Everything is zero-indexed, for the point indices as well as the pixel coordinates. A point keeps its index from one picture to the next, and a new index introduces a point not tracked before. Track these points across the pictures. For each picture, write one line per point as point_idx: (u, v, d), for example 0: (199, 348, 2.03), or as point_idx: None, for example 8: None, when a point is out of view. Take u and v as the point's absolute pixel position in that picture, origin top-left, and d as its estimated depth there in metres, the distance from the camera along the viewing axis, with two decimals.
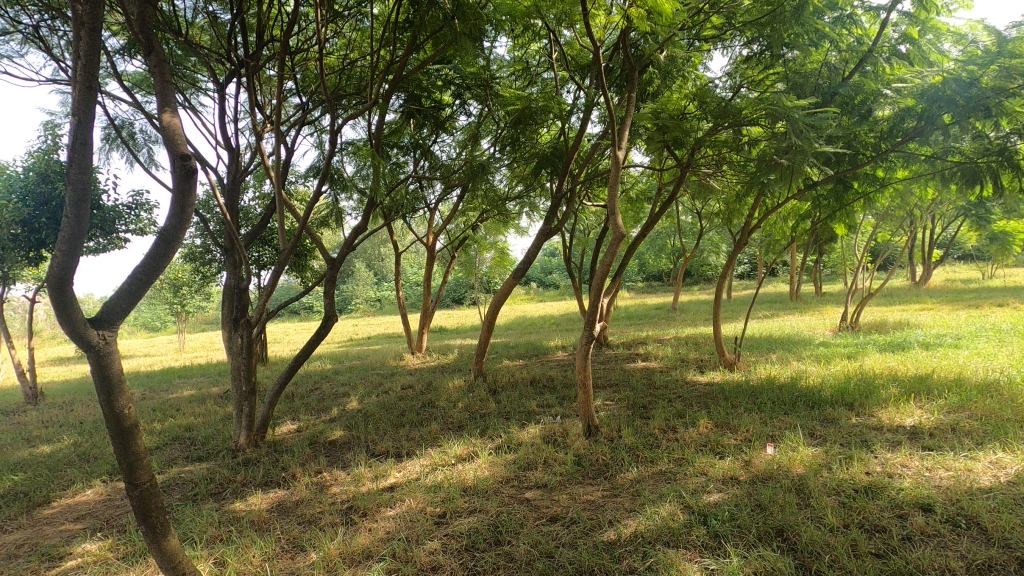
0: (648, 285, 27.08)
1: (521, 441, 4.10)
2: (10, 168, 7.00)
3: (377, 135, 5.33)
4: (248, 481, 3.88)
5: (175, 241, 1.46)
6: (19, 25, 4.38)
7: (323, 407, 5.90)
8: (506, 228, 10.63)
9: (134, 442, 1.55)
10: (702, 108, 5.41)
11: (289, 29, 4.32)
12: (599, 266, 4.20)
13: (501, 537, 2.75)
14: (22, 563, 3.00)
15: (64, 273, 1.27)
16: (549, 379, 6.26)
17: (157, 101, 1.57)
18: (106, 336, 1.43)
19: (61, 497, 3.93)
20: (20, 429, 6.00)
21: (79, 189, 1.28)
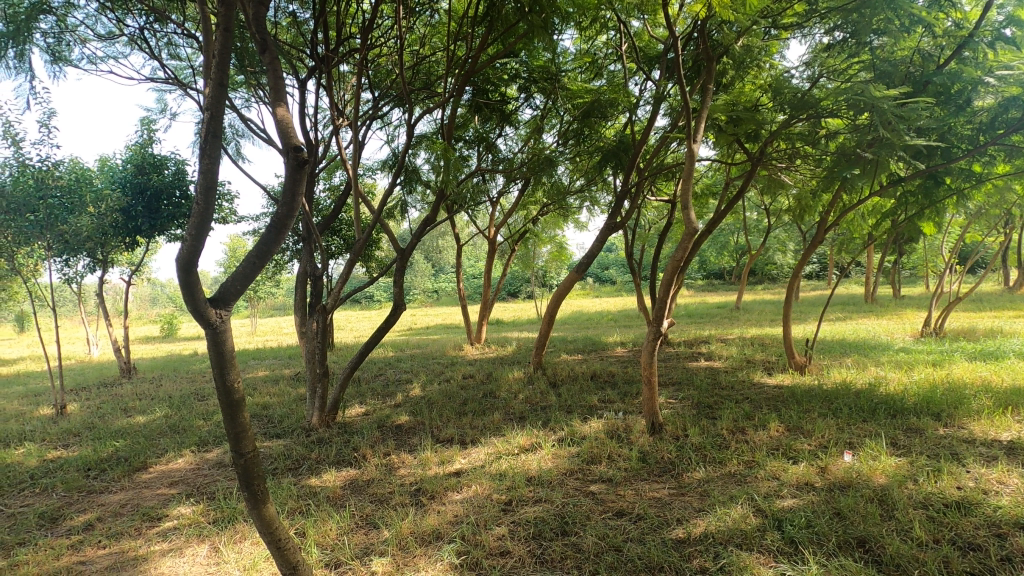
0: (709, 283, 26.29)
1: (584, 435, 4.11)
2: (112, 160, 7.65)
3: (448, 130, 5.43)
4: (322, 459, 4.08)
5: (284, 229, 1.51)
6: (126, 29, 4.75)
7: (388, 392, 6.11)
8: (565, 221, 10.57)
9: (241, 415, 1.63)
10: (777, 100, 5.18)
11: (369, 28, 4.47)
12: (668, 261, 4.13)
13: (568, 528, 2.77)
14: (127, 521, 3.29)
15: (191, 256, 1.34)
16: (610, 375, 6.22)
17: (272, 96, 1.63)
18: (223, 316, 1.51)
19: (156, 463, 4.28)
20: (119, 400, 6.56)
21: (206, 177, 1.34)
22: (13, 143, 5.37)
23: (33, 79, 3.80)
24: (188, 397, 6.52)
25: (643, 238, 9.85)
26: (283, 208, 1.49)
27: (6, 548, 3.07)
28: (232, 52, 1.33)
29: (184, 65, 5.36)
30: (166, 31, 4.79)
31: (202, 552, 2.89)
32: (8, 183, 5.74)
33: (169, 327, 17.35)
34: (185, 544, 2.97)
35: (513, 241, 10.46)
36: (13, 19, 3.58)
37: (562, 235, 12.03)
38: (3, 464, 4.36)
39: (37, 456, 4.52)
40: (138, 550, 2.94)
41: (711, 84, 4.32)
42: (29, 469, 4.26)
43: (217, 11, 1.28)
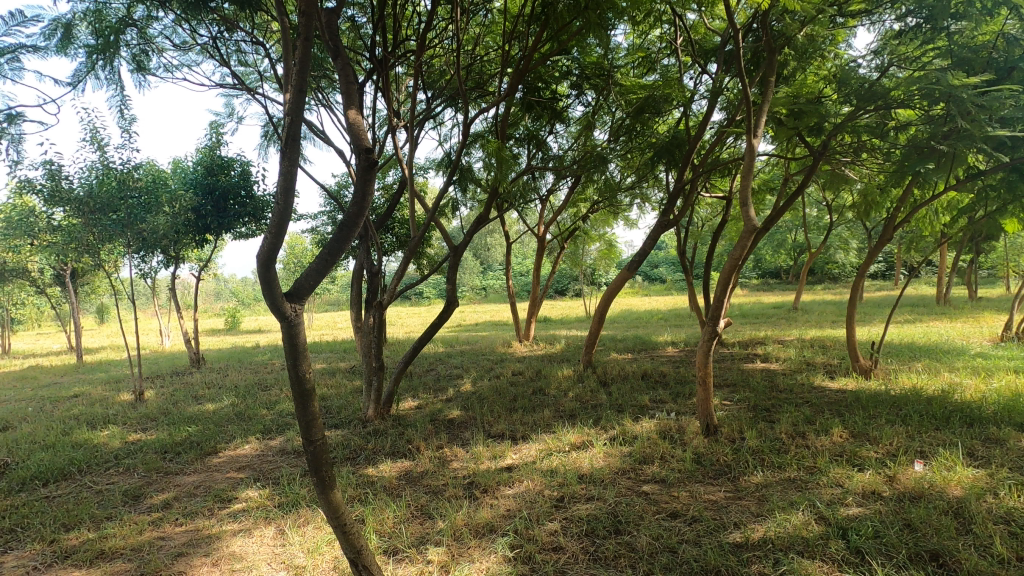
0: (764, 283, 25.38)
1: (636, 434, 4.07)
2: (185, 162, 8.15)
3: (500, 129, 5.47)
4: (378, 450, 4.22)
5: (353, 229, 1.56)
6: (199, 39, 5.02)
7: (439, 387, 6.24)
8: (615, 219, 10.45)
9: (311, 404, 1.70)
10: (842, 91, 4.96)
11: (426, 32, 4.55)
12: (727, 260, 4.02)
13: (621, 527, 2.76)
14: (201, 501, 3.52)
15: (271, 253, 1.42)
16: (661, 375, 6.11)
17: (344, 100, 1.70)
18: (297, 310, 1.59)
19: (225, 449, 4.54)
20: (190, 388, 6.98)
21: (285, 178, 1.40)
22: (99, 148, 5.80)
23: (119, 90, 4.10)
24: (252, 386, 6.86)
25: (696, 236, 9.61)
26: (353, 209, 1.54)
27: (96, 521, 3.33)
28: (311, 60, 1.39)
29: (251, 71, 5.62)
30: (235, 39, 5.03)
31: (269, 534, 3.05)
32: (95, 185, 6.20)
33: (233, 321, 18.27)
34: (254, 525, 3.15)
35: (563, 238, 10.41)
36: (102, 35, 3.87)
37: (611, 233, 11.90)
38: (91, 445, 4.73)
39: (120, 439, 4.88)
40: (211, 529, 3.13)
41: (773, 76, 4.15)
42: (114, 450, 4.60)
43: (298, 22, 1.35)
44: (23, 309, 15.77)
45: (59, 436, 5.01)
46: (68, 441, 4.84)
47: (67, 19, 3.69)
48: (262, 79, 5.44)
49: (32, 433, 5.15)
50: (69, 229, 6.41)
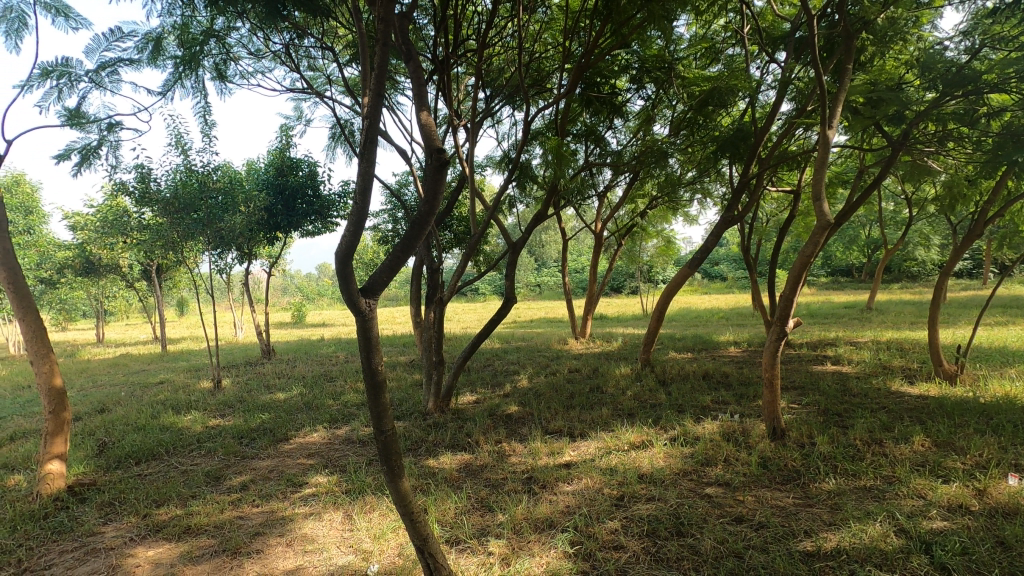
0: (834, 281, 24.04)
1: (698, 436, 3.98)
2: (258, 164, 8.62)
3: (560, 125, 5.44)
4: (438, 442, 4.32)
5: (425, 226, 1.58)
6: (273, 47, 5.29)
7: (497, 382, 6.31)
8: (674, 214, 10.19)
9: (382, 396, 1.75)
10: (926, 76, 4.63)
11: (486, 31, 4.59)
12: (797, 258, 3.85)
13: (684, 528, 2.71)
14: (275, 485, 3.72)
15: (349, 249, 1.48)
16: (724, 375, 5.93)
17: (416, 102, 1.75)
18: (371, 305, 1.64)
19: (295, 436, 4.78)
20: (262, 378, 7.38)
21: (362, 178, 1.45)
22: (182, 152, 6.20)
23: (203, 98, 4.41)
24: (319, 377, 7.18)
25: (761, 232, 9.23)
26: (424, 207, 1.56)
27: (182, 499, 3.59)
28: (389, 63, 1.43)
29: (319, 75, 5.87)
30: (305, 45, 5.26)
31: (337, 518, 3.19)
32: (179, 186, 6.63)
33: (299, 314, 19.13)
34: (323, 509, 3.30)
35: (620, 235, 10.26)
36: (188, 47, 4.17)
37: (669, 229, 11.64)
38: (176, 428, 5.09)
39: (201, 423, 5.22)
40: (285, 511, 3.32)
41: (850, 62, 3.92)
42: (196, 434, 4.93)
43: (376, 29, 1.41)
44: (116, 301, 17.13)
45: (148, 419, 5.43)
46: (156, 423, 5.24)
47: (157, 34, 3.99)
48: (331, 83, 5.66)
49: (125, 415, 5.61)
50: (156, 227, 6.89)
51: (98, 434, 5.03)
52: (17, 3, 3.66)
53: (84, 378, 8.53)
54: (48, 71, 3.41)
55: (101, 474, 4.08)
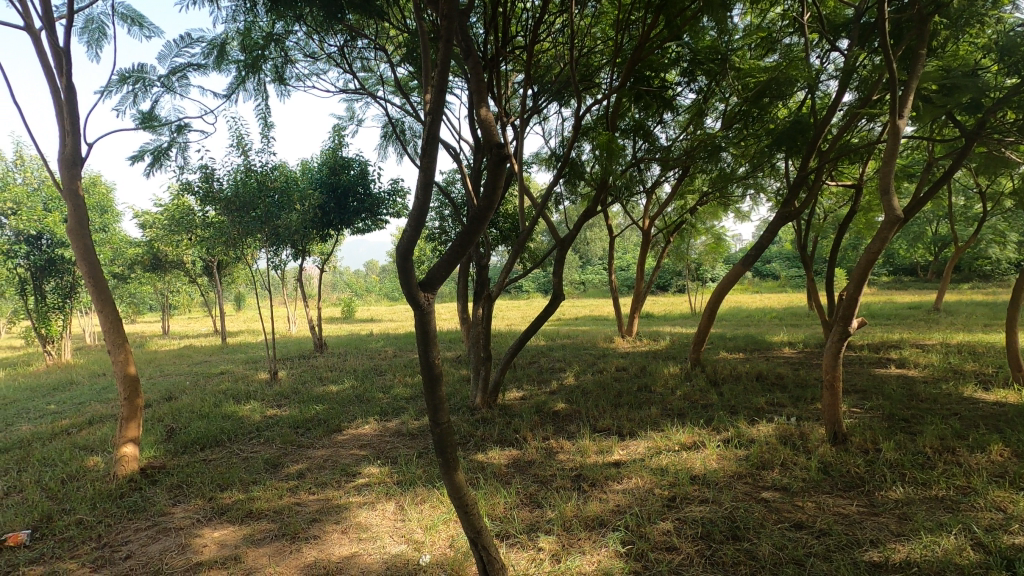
0: (897, 279, 22.82)
1: (753, 438, 3.86)
2: (312, 163, 8.91)
3: (610, 120, 5.38)
4: (486, 437, 4.36)
5: (483, 221, 1.58)
6: (328, 50, 5.44)
7: (543, 379, 6.32)
8: (725, 211, 9.90)
9: (439, 389, 1.75)
10: (1007, 60, 4.31)
11: (537, 28, 4.56)
12: (862, 256, 3.67)
13: (740, 533, 2.63)
14: (330, 474, 3.85)
15: (411, 245, 1.50)
16: (778, 377, 5.72)
17: (475, 100, 1.76)
18: (430, 299, 1.66)
19: (348, 427, 4.92)
20: (316, 370, 7.64)
21: (424, 174, 1.47)
22: (243, 152, 6.47)
23: (263, 100, 4.58)
24: (369, 371, 7.37)
25: (818, 228, 8.86)
26: (482, 202, 1.56)
27: (244, 484, 3.76)
28: (451, 61, 1.44)
29: (371, 76, 5.99)
30: (359, 47, 5.39)
31: (390, 508, 3.27)
32: (239, 185, 6.94)
33: (348, 309, 19.67)
34: (376, 499, 3.39)
35: (669, 232, 10.05)
36: (250, 52, 4.34)
37: (719, 226, 11.33)
38: (237, 417, 5.34)
39: (260, 413, 5.45)
40: (340, 499, 3.43)
41: (923, 47, 3.69)
42: (255, 423, 5.15)
43: (439, 28, 1.43)
44: (179, 295, 18.07)
45: (211, 407, 5.72)
46: (219, 412, 5.51)
47: (222, 40, 4.18)
48: (382, 83, 5.77)
49: (190, 403, 5.92)
50: (218, 225, 7.22)
51: (167, 420, 5.33)
52: (97, 14, 3.90)
53: (152, 367, 9.05)
54: (125, 77, 3.62)
55: (169, 458, 4.32)
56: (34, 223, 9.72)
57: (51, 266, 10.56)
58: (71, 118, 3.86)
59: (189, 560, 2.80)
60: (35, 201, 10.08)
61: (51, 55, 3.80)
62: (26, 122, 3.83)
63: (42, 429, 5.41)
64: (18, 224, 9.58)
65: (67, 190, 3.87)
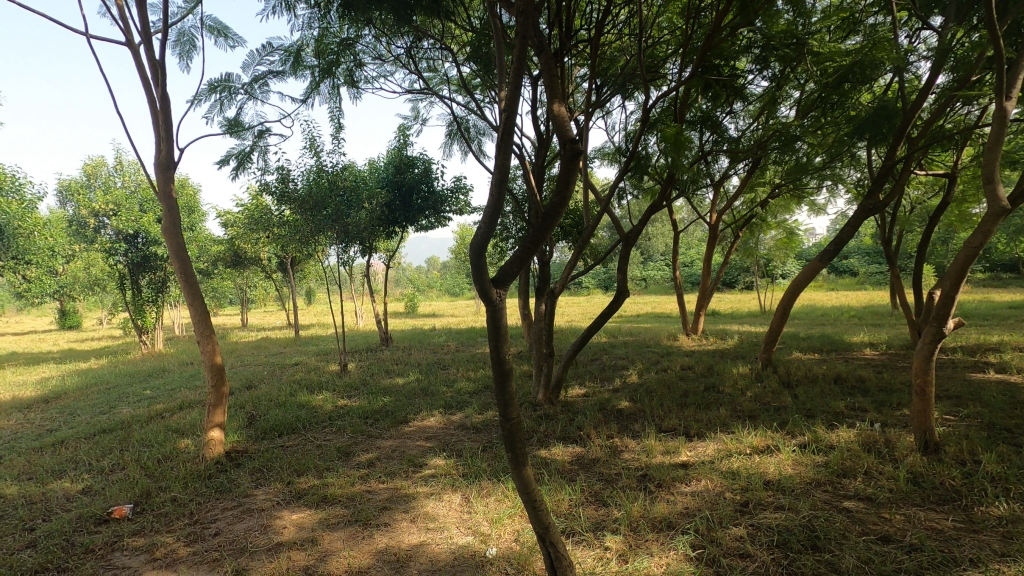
0: (995, 277, 20.91)
1: (832, 444, 3.65)
2: (378, 162, 9.21)
3: (678, 111, 5.22)
4: (549, 433, 4.36)
5: (555, 218, 1.56)
6: (395, 53, 5.59)
7: (606, 377, 6.24)
8: (799, 204, 9.39)
9: (509, 385, 1.74)
10: None
11: (603, 20, 4.48)
12: (960, 251, 3.38)
13: (820, 543, 2.50)
14: (398, 464, 3.97)
15: (485, 240, 1.51)
16: (860, 380, 5.38)
17: (549, 97, 1.75)
18: (502, 295, 1.67)
19: (414, 419, 5.06)
20: (382, 363, 7.89)
21: (499, 171, 1.48)
22: (315, 154, 6.77)
23: (335, 103, 4.76)
24: (433, 365, 7.54)
25: (904, 221, 8.26)
26: (555, 199, 1.55)
27: (319, 470, 3.94)
28: (526, 59, 1.44)
29: (436, 75, 6.10)
30: (425, 48, 5.50)
31: (456, 500, 3.34)
32: (312, 185, 7.28)
33: (412, 304, 20.22)
34: (442, 490, 3.47)
35: (737, 227, 9.66)
36: (324, 57, 4.51)
37: (792, 220, 10.78)
38: (311, 406, 5.61)
39: (331, 403, 5.70)
40: (408, 489, 3.53)
41: None
42: (327, 412, 5.39)
43: (517, 24, 1.43)
44: (257, 290, 19.17)
45: (288, 396, 6.04)
46: (295, 400, 5.81)
47: (298, 47, 4.38)
48: (446, 83, 5.86)
49: (268, 392, 6.27)
50: (294, 223, 7.57)
51: (248, 407, 5.67)
52: (188, 28, 4.18)
53: (234, 358, 9.67)
54: (213, 86, 3.87)
55: (251, 443, 4.59)
56: (132, 223, 10.58)
57: (146, 263, 11.48)
58: (166, 126, 4.17)
59: (271, 539, 2.97)
60: (133, 203, 10.97)
61: (148, 67, 4.11)
62: (128, 130, 4.17)
63: (140, 412, 5.91)
64: (118, 224, 10.47)
65: (162, 192, 4.19)
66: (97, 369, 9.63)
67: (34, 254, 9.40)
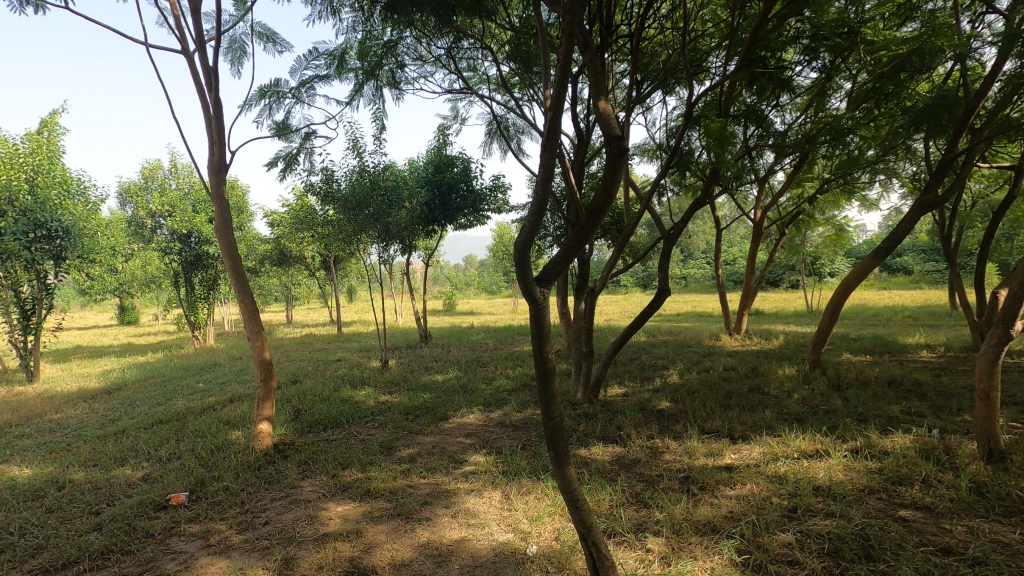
0: None
1: (887, 449, 3.50)
2: (418, 162, 9.34)
3: (722, 106, 5.09)
4: (589, 432, 4.34)
5: (600, 217, 1.55)
6: (436, 54, 5.65)
7: (646, 376, 6.16)
8: (849, 199, 9.03)
9: (552, 383, 1.73)
10: None
11: (645, 14, 4.41)
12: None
13: (874, 553, 2.41)
14: (439, 460, 4.02)
15: (529, 239, 1.51)
16: (916, 384, 5.14)
17: (594, 94, 1.74)
18: (546, 293, 1.66)
19: (454, 416, 5.12)
20: (422, 360, 8.00)
21: (545, 170, 1.47)
22: (358, 154, 6.92)
23: (377, 104, 4.85)
24: (472, 362, 7.61)
25: (965, 217, 7.83)
26: (599, 197, 1.54)
27: (362, 464, 4.04)
28: (571, 57, 1.43)
29: (475, 74, 6.14)
30: (465, 48, 5.54)
31: (496, 496, 3.37)
32: (354, 185, 7.45)
33: (450, 302, 20.40)
34: (483, 487, 3.50)
35: (783, 224, 9.36)
36: (367, 59, 4.60)
37: (842, 216, 10.36)
38: (354, 401, 5.74)
39: (373, 398, 5.82)
40: (449, 484, 3.58)
41: None
42: (370, 408, 5.50)
43: (564, 22, 1.43)
44: (301, 288, 19.74)
45: (332, 391, 6.20)
46: (339, 395, 5.96)
47: (342, 51, 4.49)
48: (486, 82, 5.89)
49: (313, 387, 6.45)
50: (337, 223, 7.76)
51: (294, 401, 5.85)
52: (239, 35, 4.33)
53: (280, 353, 9.99)
54: (263, 91, 4.00)
55: (297, 436, 4.74)
56: (186, 223, 11.06)
57: (198, 262, 11.96)
58: (218, 130, 4.34)
59: (317, 530, 3.06)
60: (186, 204, 11.45)
61: (202, 74, 4.28)
62: (183, 135, 4.36)
63: (195, 405, 6.18)
64: (173, 224, 10.96)
65: (214, 193, 4.37)
66: (154, 362, 10.12)
67: (97, 254, 9.94)
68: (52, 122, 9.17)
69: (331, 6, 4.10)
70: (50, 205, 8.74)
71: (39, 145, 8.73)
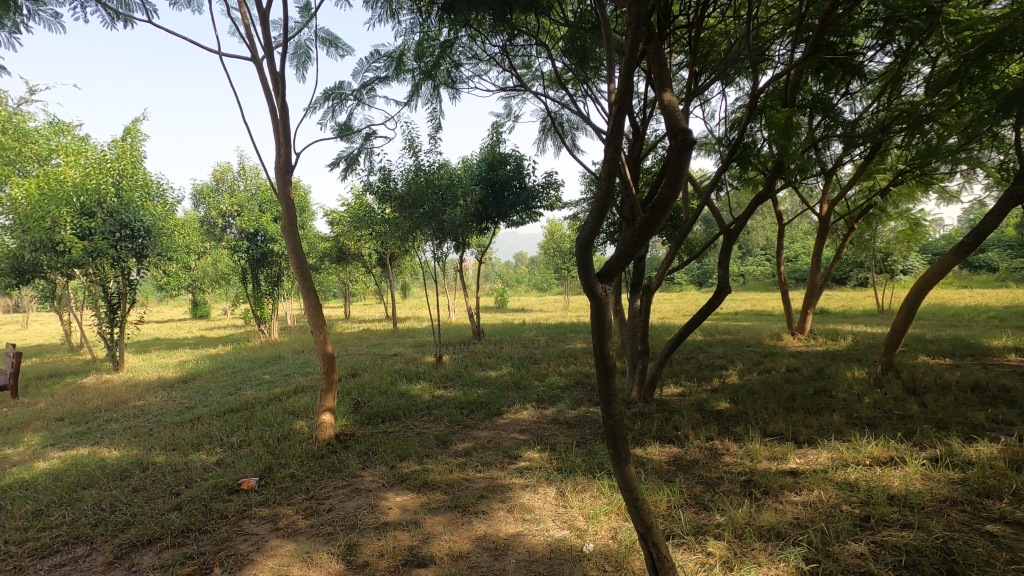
0: None
1: (970, 459, 3.27)
2: (472, 160, 9.44)
3: (787, 95, 4.87)
4: (645, 432, 4.27)
5: (662, 213, 1.51)
6: (490, 52, 5.69)
7: (703, 376, 6.00)
8: (926, 192, 8.46)
9: (612, 381, 1.71)
10: None
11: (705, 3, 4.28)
12: None
13: (957, 568, 2.25)
14: (494, 455, 4.06)
15: (591, 236, 1.50)
16: (1002, 390, 4.77)
17: (658, 87, 1.69)
18: (607, 290, 1.64)
19: (508, 412, 5.16)
20: (475, 356, 8.10)
21: (608, 165, 1.46)
22: (413, 154, 7.07)
23: (434, 104, 4.93)
24: (524, 359, 7.64)
25: None
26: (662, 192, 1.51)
27: (419, 456, 4.14)
28: (637, 50, 1.41)
29: (529, 71, 6.14)
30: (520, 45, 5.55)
31: (552, 493, 3.37)
32: (410, 184, 7.63)
33: (501, 299, 20.54)
34: (538, 483, 3.51)
35: (852, 219, 8.86)
36: (424, 60, 4.70)
37: (917, 210, 9.72)
38: (410, 395, 5.88)
39: (429, 393, 5.94)
40: (505, 479, 3.61)
41: None
42: (425, 402, 5.62)
43: (631, 13, 1.41)
44: (359, 284, 20.39)
45: (389, 385, 6.37)
46: (396, 389, 6.12)
47: (400, 53, 4.61)
48: (540, 78, 5.88)
49: (372, 380, 6.66)
50: (394, 221, 7.96)
51: (354, 393, 6.05)
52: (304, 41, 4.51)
53: (339, 347, 10.36)
54: (327, 94, 4.16)
55: (357, 428, 4.91)
56: (253, 223, 11.65)
57: (264, 259, 12.55)
58: (284, 132, 4.54)
59: (378, 519, 3.16)
60: (254, 204, 12.04)
61: (270, 79, 4.49)
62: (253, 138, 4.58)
63: (262, 395, 6.50)
64: (241, 223, 11.56)
65: (281, 193, 4.57)
66: (224, 354, 10.72)
67: (174, 252, 10.63)
68: (135, 129, 9.87)
69: (391, 9, 4.19)
70: (133, 207, 9.38)
71: (124, 150, 9.39)
